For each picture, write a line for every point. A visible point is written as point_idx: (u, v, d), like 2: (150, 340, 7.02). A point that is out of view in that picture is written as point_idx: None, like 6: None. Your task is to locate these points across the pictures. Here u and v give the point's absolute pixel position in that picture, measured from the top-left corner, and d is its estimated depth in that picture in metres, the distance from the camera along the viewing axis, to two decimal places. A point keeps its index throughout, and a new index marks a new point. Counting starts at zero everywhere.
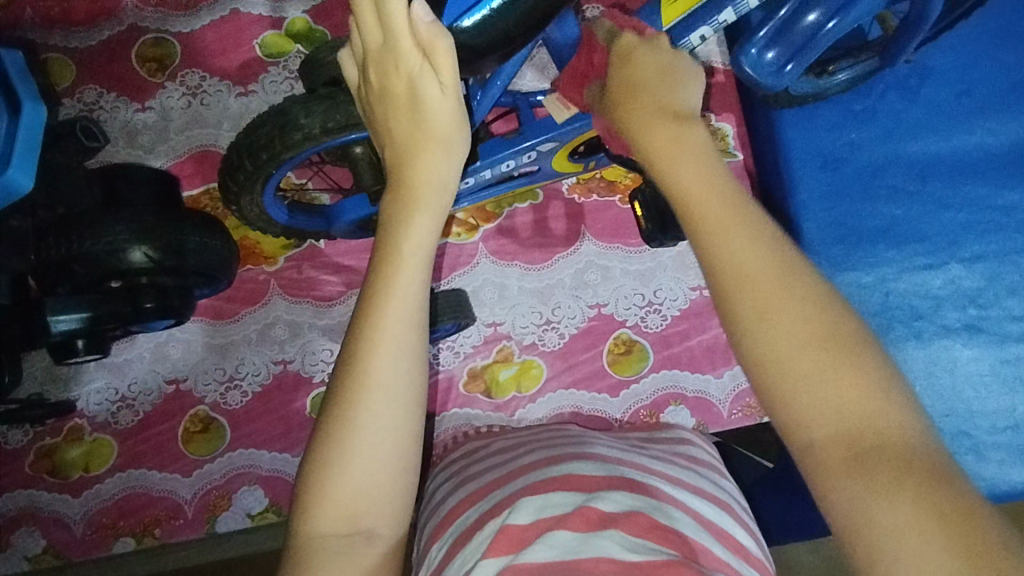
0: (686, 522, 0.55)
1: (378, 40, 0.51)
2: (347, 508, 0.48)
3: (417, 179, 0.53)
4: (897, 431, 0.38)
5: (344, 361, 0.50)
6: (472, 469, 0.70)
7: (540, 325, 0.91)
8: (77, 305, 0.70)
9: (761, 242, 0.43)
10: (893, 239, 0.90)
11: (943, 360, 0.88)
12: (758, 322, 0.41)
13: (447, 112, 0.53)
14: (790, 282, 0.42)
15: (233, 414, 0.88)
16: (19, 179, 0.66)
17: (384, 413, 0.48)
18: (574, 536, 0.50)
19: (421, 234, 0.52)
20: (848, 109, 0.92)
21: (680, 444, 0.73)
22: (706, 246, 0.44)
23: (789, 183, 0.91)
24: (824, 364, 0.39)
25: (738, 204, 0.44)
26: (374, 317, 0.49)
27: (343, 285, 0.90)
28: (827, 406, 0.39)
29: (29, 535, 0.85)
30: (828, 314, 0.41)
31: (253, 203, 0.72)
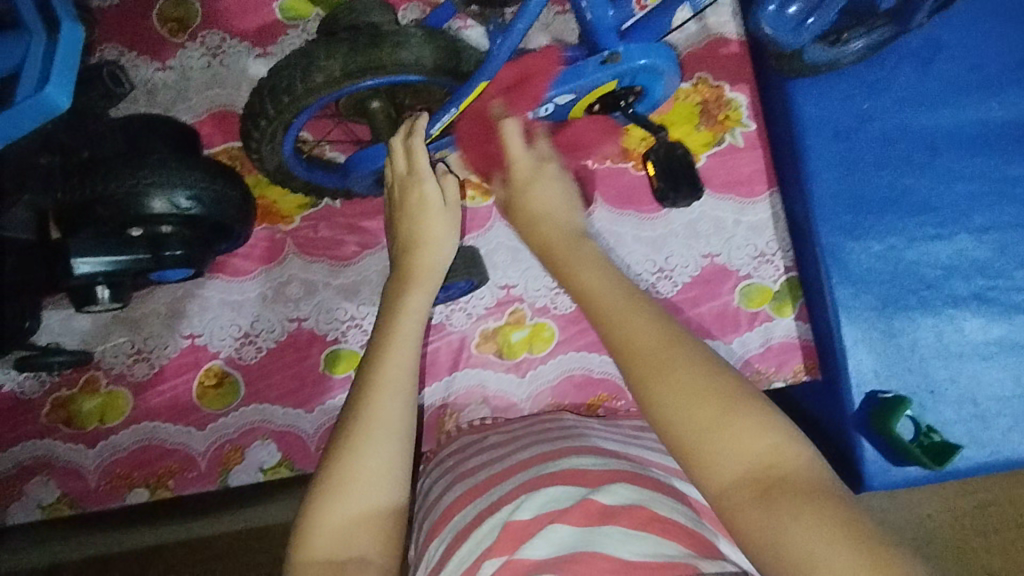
0: (684, 512, 0.59)
1: (404, 167, 0.72)
2: (341, 537, 0.54)
3: (420, 265, 0.70)
4: (777, 463, 0.49)
5: (348, 420, 0.59)
6: (469, 463, 0.71)
7: (552, 288, 0.92)
8: (99, 249, 0.72)
9: (654, 329, 0.57)
10: (902, 209, 0.90)
11: (950, 329, 0.88)
12: (668, 396, 0.52)
13: (443, 218, 0.72)
14: (676, 365, 0.54)
15: (247, 370, 0.89)
16: (56, 98, 0.58)
17: (379, 456, 0.57)
18: (573, 531, 0.54)
19: (414, 317, 0.66)
20: (862, 80, 0.92)
21: (656, 431, 0.76)
22: (620, 336, 0.57)
23: (801, 152, 0.90)
24: (717, 427, 0.50)
25: (637, 304, 0.59)
26: (374, 378, 0.61)
27: (359, 245, 0.91)
28: (723, 456, 0.50)
29: (44, 484, 0.86)
30: (721, 391, 0.52)
31: (272, 153, 0.72)
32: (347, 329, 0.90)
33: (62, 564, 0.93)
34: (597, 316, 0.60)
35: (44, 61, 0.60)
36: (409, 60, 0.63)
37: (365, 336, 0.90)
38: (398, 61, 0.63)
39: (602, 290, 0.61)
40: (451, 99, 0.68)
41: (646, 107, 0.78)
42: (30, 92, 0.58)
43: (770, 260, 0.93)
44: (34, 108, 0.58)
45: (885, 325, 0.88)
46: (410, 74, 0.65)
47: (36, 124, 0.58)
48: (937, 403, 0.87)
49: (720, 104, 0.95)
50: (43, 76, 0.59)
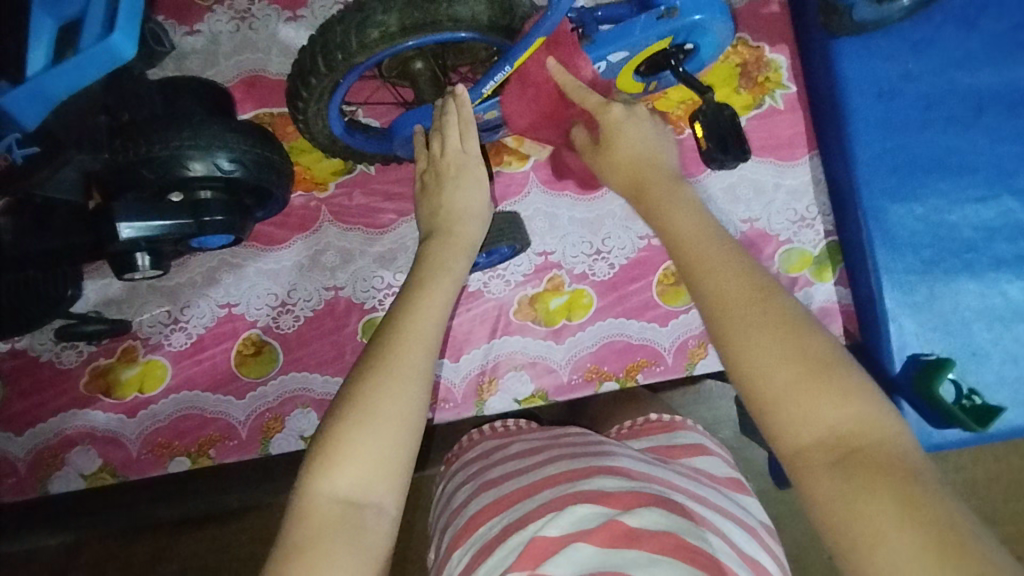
0: (717, 547, 0.57)
1: (458, 141, 0.69)
2: (357, 484, 0.50)
3: (457, 231, 0.67)
4: (865, 433, 0.47)
5: (373, 361, 0.55)
6: (493, 472, 0.70)
7: (590, 255, 0.91)
8: (143, 214, 0.70)
9: (746, 274, 0.53)
10: (946, 171, 0.89)
11: (992, 293, 0.88)
12: (746, 341, 0.49)
13: (479, 196, 0.69)
14: (771, 318, 0.50)
15: (285, 338, 0.88)
16: (122, 46, 0.59)
17: (397, 407, 0.52)
18: (597, 553, 0.54)
19: (449, 278, 0.63)
20: (906, 39, 0.90)
21: (693, 453, 0.71)
22: (704, 280, 0.53)
23: (844, 113, 0.89)
24: (802, 382, 0.48)
25: (728, 250, 0.55)
26: (403, 330, 0.56)
27: (394, 212, 0.90)
28: (802, 416, 0.47)
29: (85, 454, 0.86)
30: (811, 347, 0.49)
31: (319, 115, 0.71)
32: (384, 297, 0.89)
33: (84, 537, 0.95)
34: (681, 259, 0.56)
35: (109, 5, 0.61)
36: (465, 15, 0.62)
37: None
38: (454, 16, 0.61)
39: (686, 233, 0.57)
40: (507, 55, 0.66)
41: (692, 67, 0.76)
42: (95, 40, 0.59)
43: (811, 224, 0.93)
44: (103, 54, 0.59)
45: (926, 290, 0.88)
46: (466, 31, 0.63)
47: (101, 74, 0.60)
48: (979, 367, 0.87)
49: (760, 65, 0.94)
50: (107, 25, 0.60)
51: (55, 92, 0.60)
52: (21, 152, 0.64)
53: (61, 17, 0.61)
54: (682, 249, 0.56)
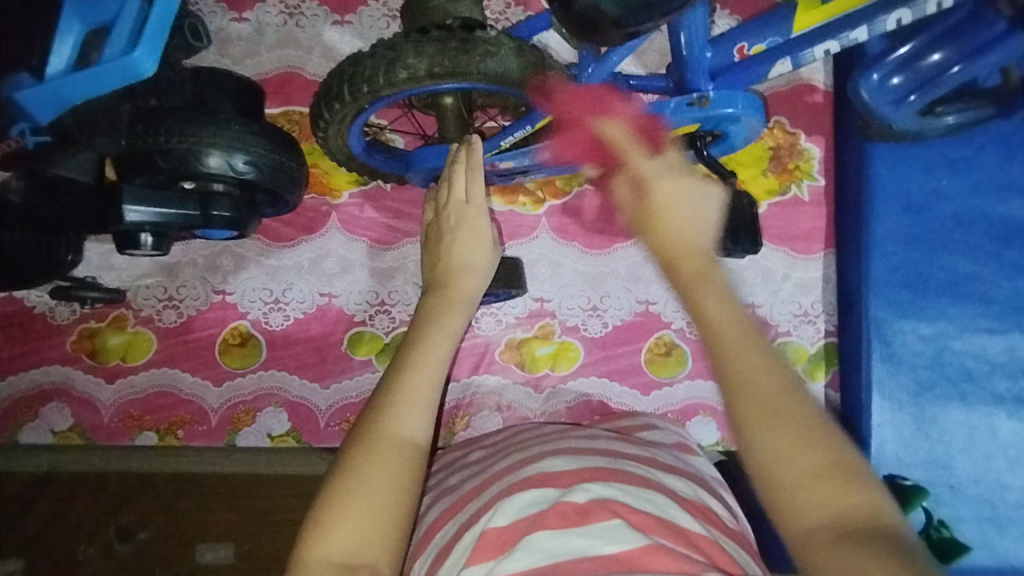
0: (664, 507, 0.58)
1: (462, 198, 0.74)
2: (351, 547, 0.53)
3: (460, 286, 0.71)
4: (871, 518, 0.46)
5: (368, 426, 0.59)
6: (452, 478, 0.71)
7: (586, 310, 0.91)
8: (151, 200, 0.71)
9: (773, 369, 0.52)
10: (959, 296, 0.87)
11: (983, 427, 0.86)
12: (759, 421, 0.50)
13: (481, 251, 0.73)
14: (784, 410, 0.50)
15: (271, 335, 0.89)
16: (142, 63, 0.62)
17: (390, 463, 0.57)
18: (553, 536, 0.54)
19: (445, 335, 0.66)
20: (944, 155, 0.88)
21: (643, 429, 0.77)
22: (724, 367, 0.52)
23: (865, 219, 0.88)
24: (817, 468, 0.48)
25: (752, 341, 0.53)
26: (392, 405, 0.60)
27: (401, 231, 0.90)
28: (811, 503, 0.47)
29: (58, 410, 0.88)
30: (828, 437, 0.49)
31: (339, 135, 0.75)
32: (375, 313, 0.90)
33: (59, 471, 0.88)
34: (705, 345, 0.54)
35: (137, 23, 0.63)
36: (495, 71, 0.66)
37: (392, 323, 0.89)
38: (485, 70, 0.66)
39: (716, 318, 0.54)
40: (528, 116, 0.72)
41: (721, 150, 0.80)
42: (117, 53, 0.62)
43: (813, 321, 0.91)
44: (122, 70, 0.61)
45: (916, 411, 0.86)
46: (493, 83, 0.68)
47: (117, 86, 0.63)
48: (954, 500, 0.85)
49: (793, 152, 0.93)
50: (132, 40, 0.63)
51: (70, 96, 0.62)
52: (34, 137, 0.63)
53: (89, 22, 0.62)
54: (712, 333, 0.54)
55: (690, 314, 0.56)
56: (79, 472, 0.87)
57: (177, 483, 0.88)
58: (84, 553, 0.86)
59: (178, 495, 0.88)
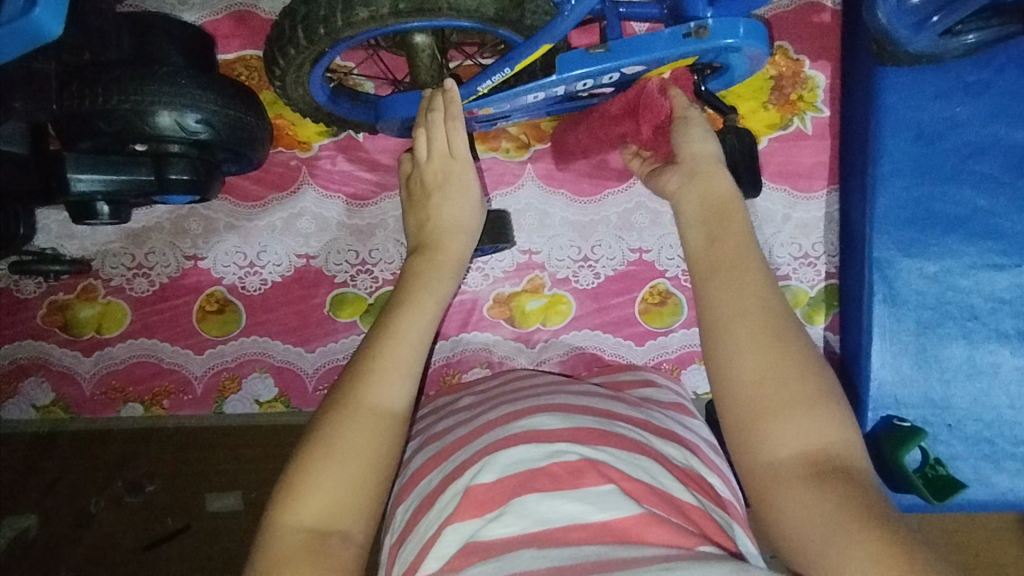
0: (657, 476, 0.57)
1: (446, 151, 0.68)
2: (323, 513, 0.50)
3: (447, 251, 0.67)
4: (836, 454, 0.50)
5: (342, 391, 0.56)
6: (440, 425, 0.68)
7: (577, 261, 0.87)
8: (100, 166, 0.66)
9: (755, 298, 0.56)
10: (968, 231, 0.83)
11: (985, 365, 0.84)
12: (733, 345, 0.54)
13: (469, 211, 0.69)
14: (767, 332, 0.54)
15: (249, 300, 0.85)
16: (47, 24, 0.52)
17: (365, 433, 0.53)
18: (544, 499, 0.52)
19: (430, 300, 0.62)
20: (960, 79, 0.80)
21: (640, 386, 0.75)
22: (708, 301, 0.57)
23: (874, 152, 0.81)
24: (787, 395, 0.52)
25: (743, 274, 0.57)
26: (374, 372, 0.56)
27: (379, 184, 0.85)
28: (774, 428, 0.51)
29: (38, 386, 0.86)
30: (800, 364, 0.53)
31: (298, 83, 0.68)
32: (356, 273, 0.85)
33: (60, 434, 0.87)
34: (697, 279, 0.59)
35: None
36: (467, 5, 0.59)
37: (374, 283, 0.85)
38: (457, 5, 0.59)
39: (714, 244, 0.60)
40: (507, 55, 0.64)
41: (720, 84, 0.73)
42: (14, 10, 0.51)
43: (812, 263, 0.89)
44: (22, 34, 0.51)
45: (917, 351, 0.84)
46: (465, 19, 0.61)
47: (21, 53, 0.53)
48: (950, 437, 0.84)
49: (796, 81, 0.86)
50: None
51: None
52: None
53: None
54: (707, 257, 0.59)
55: (693, 247, 0.61)
56: (76, 434, 0.88)
57: (176, 442, 0.88)
58: (96, 505, 0.89)
59: (175, 449, 0.88)
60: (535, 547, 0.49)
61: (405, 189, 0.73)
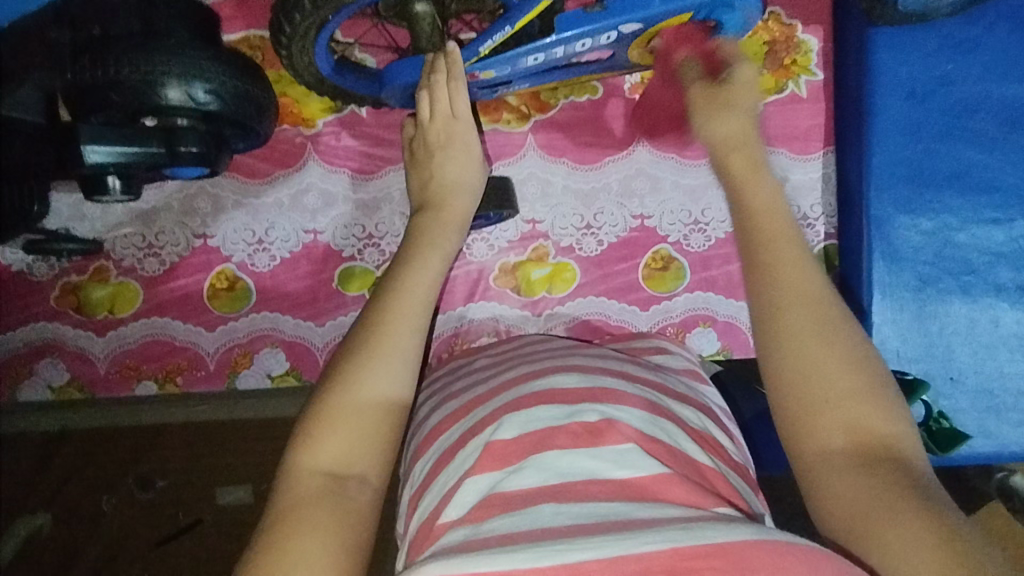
0: (674, 435, 0.59)
1: (449, 113, 0.70)
2: (340, 457, 0.52)
3: (451, 207, 0.68)
4: (888, 444, 0.49)
5: (354, 342, 0.57)
6: (457, 385, 0.70)
7: (580, 228, 0.88)
8: (113, 139, 0.68)
9: (814, 287, 0.55)
10: (963, 187, 0.84)
11: (985, 319, 0.85)
12: (788, 332, 0.53)
13: (471, 172, 0.71)
14: (824, 321, 0.53)
15: (259, 277, 0.87)
16: None
17: (376, 385, 0.55)
18: (563, 455, 0.54)
19: (437, 255, 0.64)
20: (950, 37, 0.82)
21: (654, 353, 0.76)
22: (762, 286, 0.56)
23: (868, 111, 0.83)
24: (840, 384, 0.51)
25: (801, 260, 0.56)
26: (385, 322, 0.58)
27: (383, 159, 0.86)
28: (827, 416, 0.50)
29: (53, 366, 0.87)
30: (856, 355, 0.52)
31: (303, 53, 0.69)
32: (363, 246, 0.87)
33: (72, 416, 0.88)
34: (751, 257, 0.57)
35: None
36: None
37: (381, 256, 0.87)
38: None
39: (761, 219, 0.59)
40: (507, 15, 0.65)
41: None
42: None
43: (812, 224, 0.90)
44: None
45: (917, 307, 0.85)
46: None
47: None
48: (953, 391, 0.85)
49: (789, 46, 0.88)
50: None
51: None
52: None
53: None
54: (755, 229, 0.58)
55: (741, 219, 0.59)
56: (87, 433, 0.91)
57: (187, 432, 0.92)
58: (108, 503, 0.93)
59: (192, 442, 0.92)
60: (555, 503, 0.50)
61: (407, 151, 0.74)
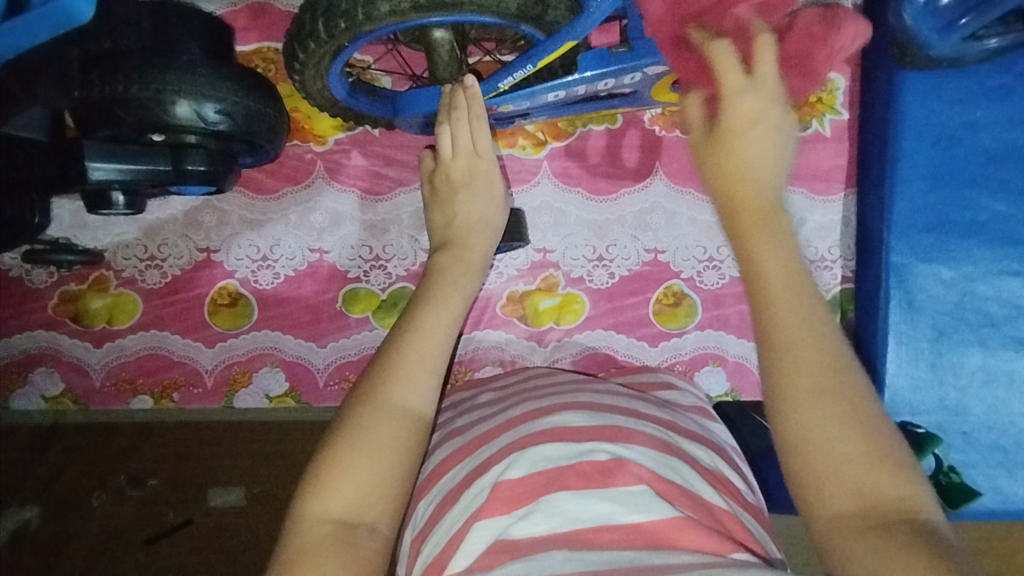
0: (684, 475, 0.57)
1: (473, 148, 0.69)
2: (351, 504, 0.50)
3: (474, 248, 0.68)
4: (906, 509, 0.45)
5: (368, 385, 0.56)
6: (459, 421, 0.68)
7: (591, 260, 0.86)
8: (120, 157, 0.66)
9: (818, 330, 0.51)
10: (986, 237, 0.82)
11: (1002, 372, 0.83)
12: (796, 384, 0.49)
13: (493, 212, 0.70)
14: (830, 374, 0.49)
15: (262, 294, 0.85)
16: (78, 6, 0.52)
17: (389, 432, 0.53)
18: (575, 498, 0.52)
19: (456, 295, 0.63)
20: (980, 83, 0.80)
21: (660, 389, 0.74)
22: (768, 323, 0.52)
23: (892, 155, 0.81)
24: (851, 441, 0.47)
25: (801, 299, 0.53)
26: (400, 365, 0.56)
27: (394, 180, 0.84)
28: (835, 477, 0.47)
29: (48, 376, 0.86)
30: (864, 409, 0.49)
31: (317, 77, 0.68)
32: (369, 268, 0.85)
33: (64, 426, 0.85)
34: (753, 297, 0.54)
35: None
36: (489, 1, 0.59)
37: (388, 278, 0.85)
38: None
39: (769, 271, 0.54)
40: (530, 52, 0.63)
41: None
42: None
43: (829, 266, 0.88)
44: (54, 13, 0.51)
45: (933, 357, 0.84)
46: (487, 15, 0.61)
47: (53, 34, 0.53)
48: (965, 445, 0.84)
49: None
50: None
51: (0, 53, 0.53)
52: None
53: None
54: (766, 288, 0.54)
55: (746, 267, 0.56)
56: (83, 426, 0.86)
57: (184, 432, 0.87)
58: (96, 500, 0.86)
59: (187, 443, 0.87)
60: (569, 549, 0.48)
61: (428, 184, 0.73)
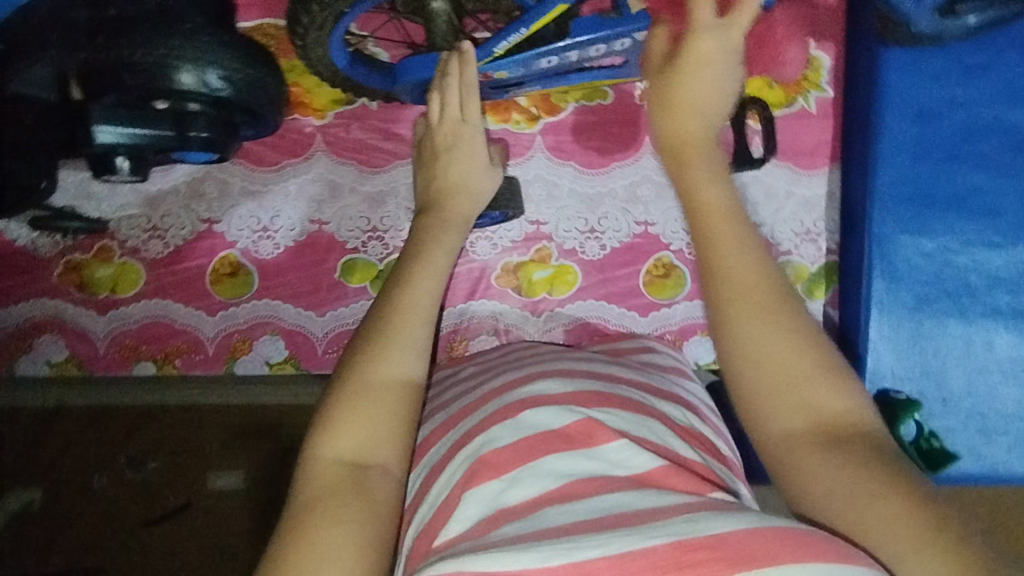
0: (662, 434, 0.59)
1: (458, 114, 0.71)
2: (357, 446, 0.52)
3: (454, 209, 0.69)
4: (849, 418, 0.48)
5: (365, 336, 0.58)
6: (446, 395, 0.70)
7: (583, 232, 0.89)
8: (121, 118, 0.69)
9: (757, 263, 0.54)
10: (965, 209, 0.85)
11: (980, 341, 0.86)
12: (739, 317, 0.52)
13: (483, 181, 0.71)
14: (764, 298, 0.52)
15: (262, 264, 0.87)
16: None
17: (388, 377, 0.55)
18: (559, 459, 0.53)
19: (441, 251, 0.64)
20: (959, 61, 0.83)
21: (640, 352, 0.77)
22: (712, 259, 0.54)
23: (875, 130, 0.84)
24: (793, 364, 0.50)
25: (736, 223, 0.55)
26: (393, 315, 0.58)
27: (391, 153, 0.86)
28: (786, 401, 0.49)
29: (53, 343, 0.88)
30: (798, 329, 0.51)
31: (318, 44, 0.70)
32: (367, 239, 0.87)
33: (67, 406, 0.86)
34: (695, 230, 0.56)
35: None
36: None
37: (385, 249, 0.87)
38: None
39: (704, 202, 0.56)
40: (524, 16, 0.66)
41: None
42: None
43: (814, 239, 0.91)
44: None
45: (913, 327, 0.86)
46: None
47: None
48: (946, 412, 0.86)
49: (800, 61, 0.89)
50: None
51: None
52: None
53: None
54: (703, 214, 0.56)
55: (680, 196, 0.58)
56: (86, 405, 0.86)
57: (185, 415, 0.86)
58: (98, 483, 0.85)
59: (184, 424, 0.87)
60: (559, 504, 0.49)
61: (417, 151, 0.75)
